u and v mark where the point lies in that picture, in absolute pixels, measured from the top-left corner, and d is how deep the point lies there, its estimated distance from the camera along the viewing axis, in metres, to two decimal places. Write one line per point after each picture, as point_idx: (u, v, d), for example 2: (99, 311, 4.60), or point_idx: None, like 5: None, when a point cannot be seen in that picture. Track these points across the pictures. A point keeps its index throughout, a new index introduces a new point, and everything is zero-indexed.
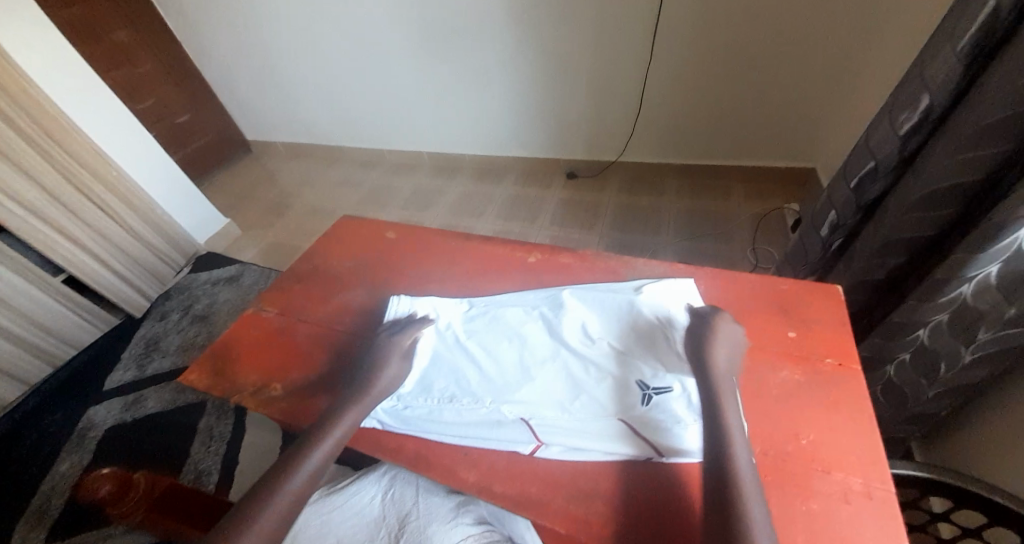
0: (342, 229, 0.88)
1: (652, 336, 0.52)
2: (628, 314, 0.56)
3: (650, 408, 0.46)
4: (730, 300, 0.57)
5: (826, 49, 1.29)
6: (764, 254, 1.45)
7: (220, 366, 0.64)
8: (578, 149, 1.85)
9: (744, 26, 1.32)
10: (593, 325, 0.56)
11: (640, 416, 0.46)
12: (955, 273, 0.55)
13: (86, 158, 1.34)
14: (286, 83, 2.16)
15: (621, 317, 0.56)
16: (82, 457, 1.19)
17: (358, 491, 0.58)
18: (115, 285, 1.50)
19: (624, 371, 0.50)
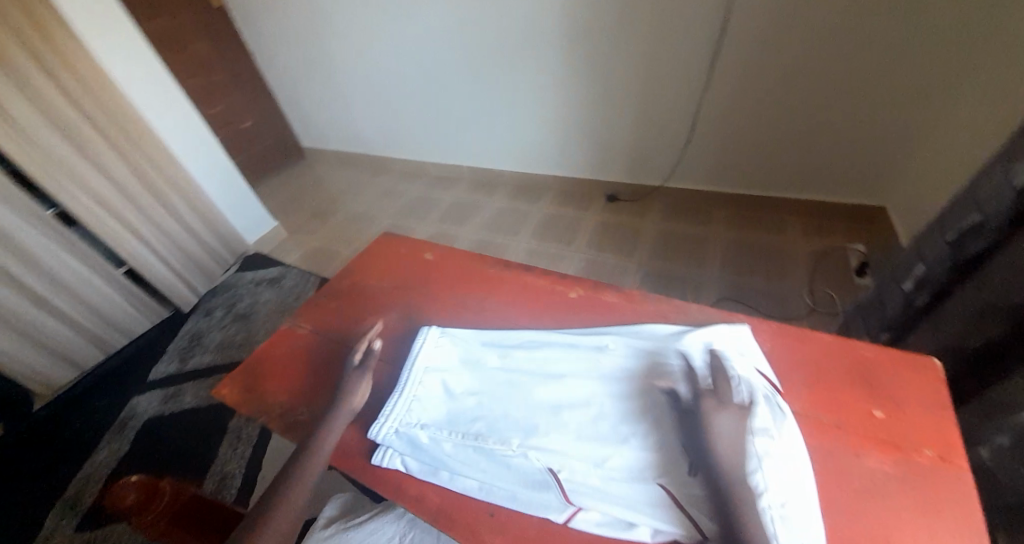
0: (384, 247, 0.88)
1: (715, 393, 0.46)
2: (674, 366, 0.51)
3: (697, 479, 0.40)
4: (801, 362, 0.51)
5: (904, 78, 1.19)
6: (822, 297, 1.32)
7: (251, 383, 0.64)
8: (621, 171, 1.80)
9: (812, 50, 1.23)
10: (637, 373, 0.51)
11: (688, 487, 0.39)
12: None
13: (156, 158, 1.44)
14: (342, 94, 2.26)
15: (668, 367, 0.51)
16: (120, 445, 1.24)
17: (374, 531, 0.55)
18: (168, 279, 1.58)
19: (671, 429, 0.44)
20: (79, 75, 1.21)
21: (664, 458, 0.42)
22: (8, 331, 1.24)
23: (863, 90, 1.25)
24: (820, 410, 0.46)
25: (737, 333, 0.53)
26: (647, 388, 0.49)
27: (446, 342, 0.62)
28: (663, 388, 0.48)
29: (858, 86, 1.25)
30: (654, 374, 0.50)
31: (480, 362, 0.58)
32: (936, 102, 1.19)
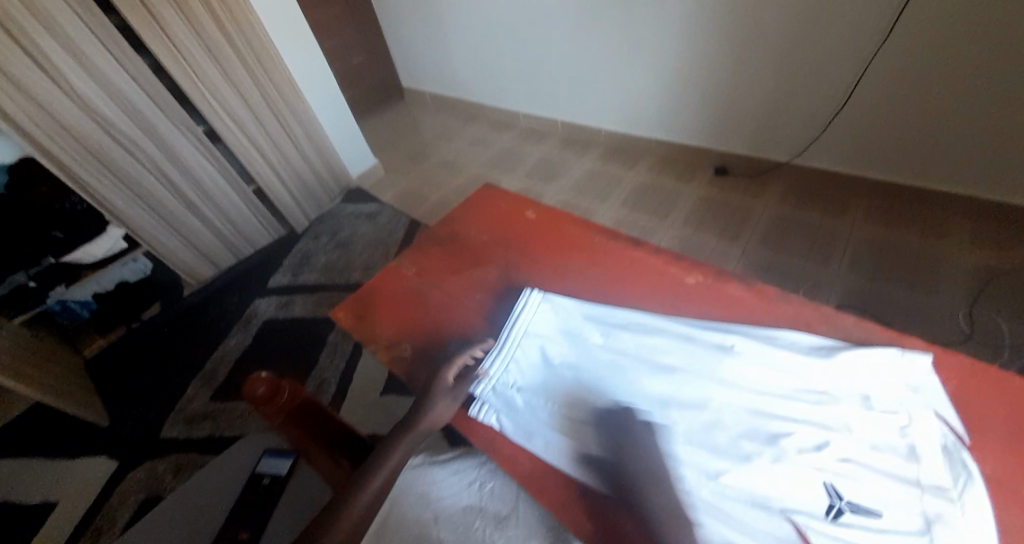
0: (486, 198, 0.86)
1: (871, 433, 0.40)
2: (816, 384, 0.44)
3: (840, 525, 0.35)
4: (997, 413, 0.40)
5: None
6: (985, 323, 1.07)
7: (362, 312, 0.69)
8: (740, 141, 1.57)
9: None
10: (768, 383, 0.45)
11: (825, 529, 0.34)
12: None
13: (284, 87, 1.54)
14: (446, 33, 2.22)
15: (807, 382, 0.44)
16: (245, 338, 1.46)
17: (457, 473, 0.57)
18: (287, 202, 1.76)
19: (809, 460, 0.38)
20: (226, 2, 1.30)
21: (799, 490, 0.37)
22: (168, 228, 1.48)
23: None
24: (1022, 478, 0.36)
25: (917, 365, 0.44)
26: (779, 403, 0.43)
27: (549, 307, 0.60)
28: (803, 410, 0.42)
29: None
30: (792, 391, 0.44)
31: (581, 336, 0.56)
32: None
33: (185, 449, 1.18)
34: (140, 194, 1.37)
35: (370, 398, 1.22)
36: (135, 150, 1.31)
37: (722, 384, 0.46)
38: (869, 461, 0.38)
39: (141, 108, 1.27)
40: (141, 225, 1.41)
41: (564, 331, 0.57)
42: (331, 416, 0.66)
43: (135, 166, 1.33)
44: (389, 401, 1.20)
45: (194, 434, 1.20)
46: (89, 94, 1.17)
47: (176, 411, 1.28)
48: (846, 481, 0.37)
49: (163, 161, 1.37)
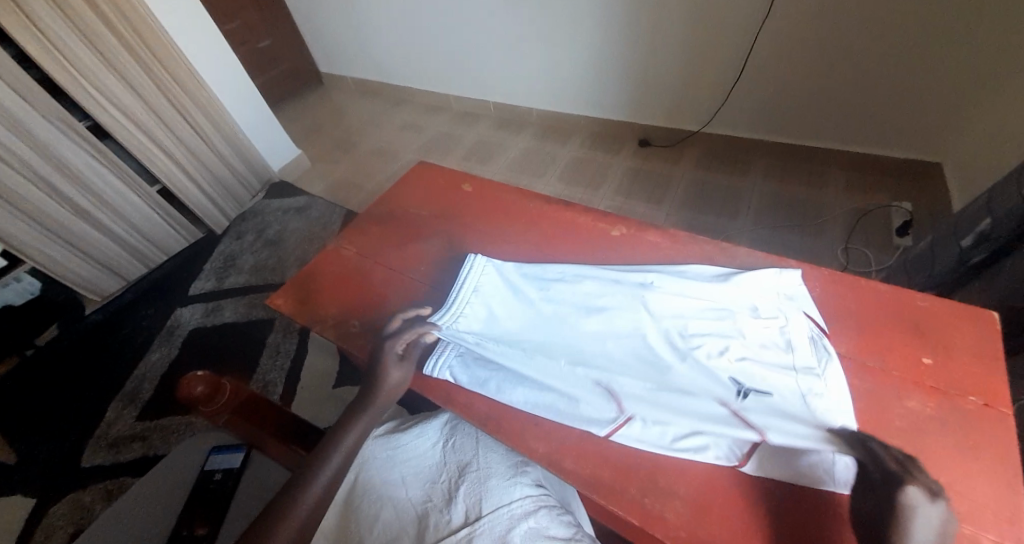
0: (420, 175, 0.87)
1: (763, 335, 0.47)
2: (721, 304, 0.51)
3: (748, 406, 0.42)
4: (851, 310, 0.51)
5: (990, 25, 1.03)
6: (858, 256, 1.28)
7: (303, 296, 0.67)
8: (657, 114, 1.69)
9: None
10: (684, 307, 0.52)
11: (735, 413, 0.41)
12: None
13: (180, 74, 1.40)
14: (361, 13, 2.11)
15: (714, 303, 0.51)
16: (170, 351, 1.34)
17: (419, 435, 0.59)
18: (202, 202, 1.61)
19: (719, 360, 0.45)
20: None
21: (712, 387, 0.44)
22: (59, 241, 1.31)
23: (935, 42, 1.11)
24: (866, 353, 0.46)
25: (793, 281, 0.53)
26: (693, 322, 0.50)
27: (491, 269, 0.63)
28: (711, 324, 0.49)
29: (934, 34, 1.10)
30: (702, 311, 0.51)
31: (522, 291, 0.60)
32: (1015, 59, 1.04)
33: (116, 474, 1.08)
34: (17, 206, 1.19)
35: (322, 393, 1.19)
36: (5, 155, 1.12)
37: (648, 314, 0.52)
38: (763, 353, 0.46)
39: (9, 103, 1.09)
40: (24, 240, 1.23)
41: (507, 288, 0.61)
42: (280, 408, 0.65)
43: (8, 174, 1.14)
44: (344, 392, 1.18)
45: (124, 458, 1.10)
46: None
47: (97, 437, 1.15)
48: (747, 373, 0.44)
49: (41, 166, 1.19)
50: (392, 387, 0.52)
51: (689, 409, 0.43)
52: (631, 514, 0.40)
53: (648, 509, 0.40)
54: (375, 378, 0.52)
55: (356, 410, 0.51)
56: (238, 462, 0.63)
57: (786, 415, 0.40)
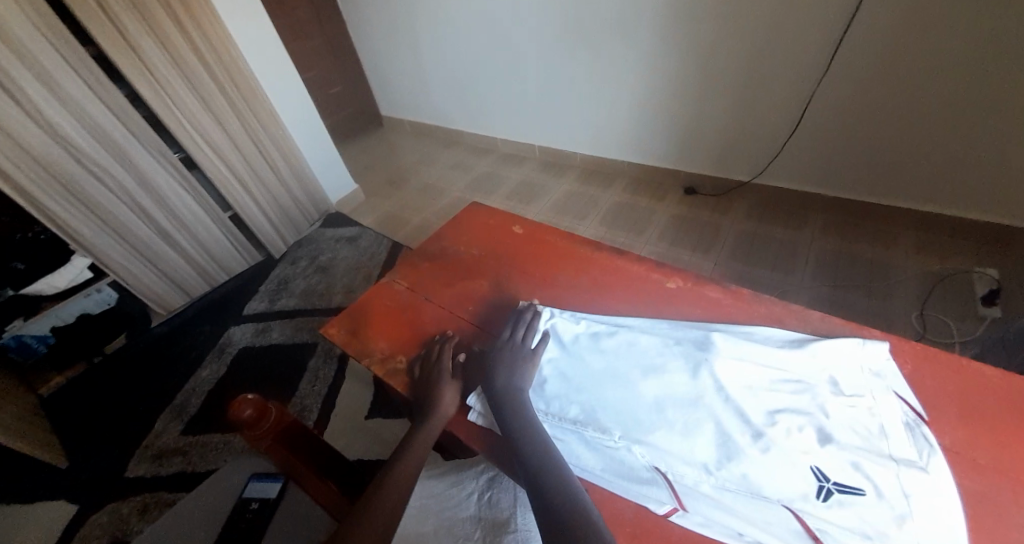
0: (472, 215, 0.89)
1: (851, 416, 0.42)
2: (795, 377, 0.47)
3: (833, 508, 0.36)
4: (949, 393, 0.45)
5: None
6: (935, 323, 1.16)
7: (355, 328, 0.69)
8: (704, 163, 1.68)
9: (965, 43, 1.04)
10: (754, 377, 0.47)
11: (820, 513, 0.36)
12: None
13: (262, 114, 1.56)
14: (424, 64, 2.30)
15: (789, 376, 0.47)
16: (219, 368, 1.41)
17: (458, 485, 0.57)
18: (265, 228, 1.74)
19: (797, 442, 0.40)
20: (207, 35, 1.33)
21: (789, 476, 0.38)
22: (141, 258, 1.44)
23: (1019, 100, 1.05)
24: (975, 446, 0.40)
25: (876, 354, 0.48)
26: (766, 397, 0.45)
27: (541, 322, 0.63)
28: (789, 400, 0.44)
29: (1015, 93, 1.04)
30: (777, 383, 0.46)
31: (573, 343, 0.59)
32: None
33: (155, 487, 1.11)
34: (111, 224, 1.33)
35: (355, 423, 1.19)
36: (108, 178, 1.28)
37: (713, 384, 0.47)
38: (850, 440, 0.40)
39: (118, 136, 1.25)
40: (110, 255, 1.37)
41: (558, 340, 0.60)
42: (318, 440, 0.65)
43: (106, 195, 1.29)
44: (376, 424, 1.17)
45: (164, 471, 1.14)
46: (64, 123, 1.15)
47: (144, 448, 1.20)
48: (833, 462, 0.39)
49: (135, 189, 1.34)
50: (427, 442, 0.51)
51: (760, 503, 0.38)
52: None
53: None
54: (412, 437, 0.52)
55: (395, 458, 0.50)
56: (274, 494, 0.63)
57: (880, 522, 0.34)
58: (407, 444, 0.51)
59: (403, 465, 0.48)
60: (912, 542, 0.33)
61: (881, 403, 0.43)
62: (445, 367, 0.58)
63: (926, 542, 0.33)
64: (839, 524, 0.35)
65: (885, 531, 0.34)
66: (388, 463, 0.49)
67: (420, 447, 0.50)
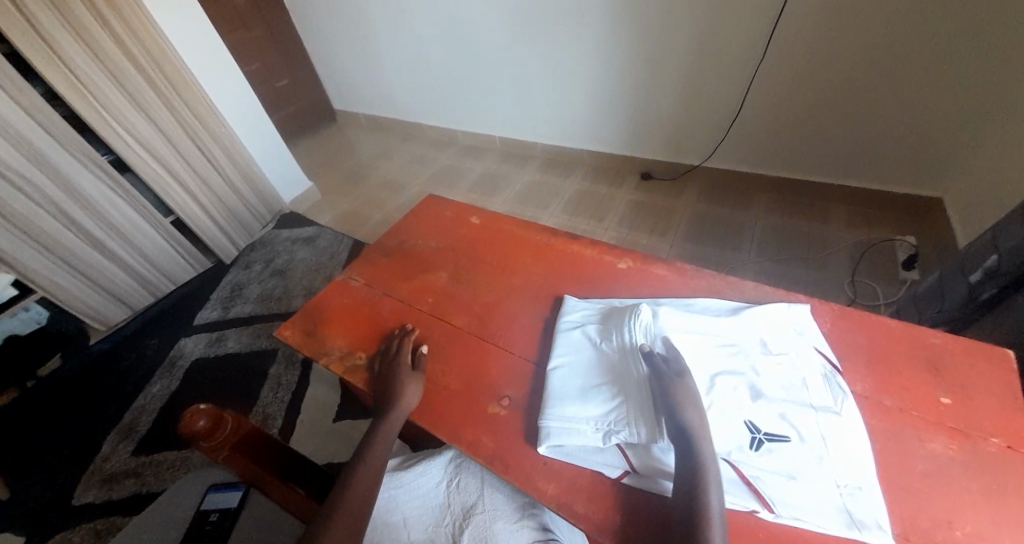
0: (428, 208, 0.89)
1: (779, 373, 0.46)
2: (731, 343, 0.50)
3: (763, 455, 0.40)
4: (864, 349, 0.50)
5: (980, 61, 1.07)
6: (864, 289, 1.27)
7: (312, 327, 0.68)
8: (658, 149, 1.74)
9: (881, 30, 1.13)
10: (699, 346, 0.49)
11: (754, 462, 0.40)
12: None
13: (201, 111, 1.46)
14: (375, 56, 2.23)
15: (727, 343, 0.50)
16: (171, 382, 1.33)
17: (425, 472, 0.57)
18: (213, 232, 1.64)
19: (734, 401, 0.43)
20: (131, 27, 1.23)
21: (727, 431, 0.42)
22: (71, 271, 1.33)
23: (928, 82, 1.16)
24: (883, 391, 0.46)
25: (799, 315, 0.53)
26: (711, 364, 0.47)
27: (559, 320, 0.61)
28: (729, 363, 0.47)
29: (925, 75, 1.15)
30: (720, 347, 0.49)
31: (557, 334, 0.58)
32: (1010, 96, 1.07)
33: (107, 512, 1.04)
34: (33, 235, 1.22)
35: (324, 425, 1.16)
36: (26, 186, 1.16)
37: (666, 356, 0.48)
38: (778, 394, 0.44)
39: (35, 139, 1.14)
40: (35, 270, 1.25)
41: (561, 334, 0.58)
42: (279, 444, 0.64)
43: (25, 204, 1.17)
44: (345, 425, 1.15)
45: (116, 494, 1.07)
46: None
47: (91, 472, 1.13)
48: (764, 415, 0.42)
49: (61, 197, 1.23)
50: (389, 433, 0.51)
51: None
52: None
53: None
54: (375, 426, 0.52)
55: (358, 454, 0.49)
56: (235, 502, 0.62)
57: (804, 462, 0.39)
58: (369, 437, 0.51)
59: (367, 458, 0.48)
60: (828, 478, 0.38)
61: (804, 359, 0.48)
62: (405, 360, 0.59)
63: (840, 477, 0.38)
64: (768, 469, 0.39)
65: (807, 470, 0.38)
66: (351, 458, 0.49)
67: (384, 439, 0.51)
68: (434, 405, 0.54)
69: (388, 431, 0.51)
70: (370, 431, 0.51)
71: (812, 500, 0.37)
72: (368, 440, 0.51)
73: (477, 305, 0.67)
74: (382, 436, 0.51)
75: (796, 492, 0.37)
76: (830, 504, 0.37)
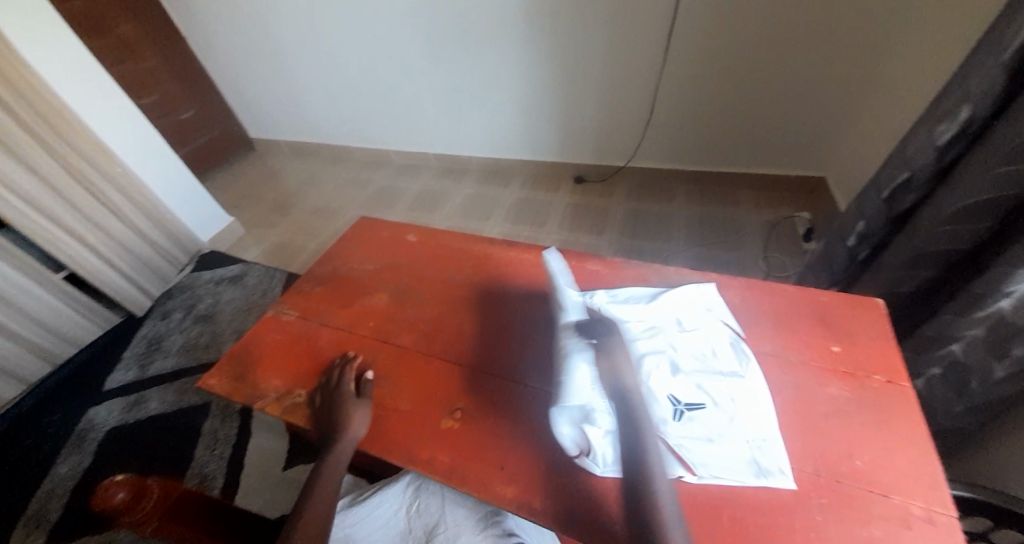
0: (360, 230, 0.87)
1: (692, 345, 0.49)
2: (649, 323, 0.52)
3: (685, 424, 0.42)
4: (769, 313, 0.56)
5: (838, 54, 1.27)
6: (776, 263, 1.42)
7: (242, 371, 0.63)
8: (587, 153, 1.83)
9: (760, 33, 1.30)
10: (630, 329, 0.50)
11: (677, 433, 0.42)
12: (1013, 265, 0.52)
13: (89, 151, 1.31)
14: (292, 80, 2.14)
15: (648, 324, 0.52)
16: (83, 459, 1.16)
17: (382, 503, 0.55)
18: (118, 283, 1.47)
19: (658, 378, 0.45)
20: None
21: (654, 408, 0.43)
22: None
23: (802, 75, 1.35)
24: (789, 349, 0.52)
25: (709, 292, 0.59)
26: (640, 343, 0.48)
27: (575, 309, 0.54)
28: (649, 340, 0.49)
29: (799, 69, 1.33)
30: (640, 328, 0.51)
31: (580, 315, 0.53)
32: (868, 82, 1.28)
33: None
34: None
35: (273, 476, 1.07)
36: None
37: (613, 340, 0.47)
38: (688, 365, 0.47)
39: None
40: None
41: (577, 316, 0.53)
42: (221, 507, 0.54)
43: None
44: (297, 472, 1.07)
45: None
46: None
47: None
48: (682, 387, 0.45)
49: None
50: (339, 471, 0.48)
51: None
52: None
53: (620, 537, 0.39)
54: (322, 465, 0.49)
55: (304, 499, 0.46)
56: None
57: (718, 425, 0.42)
58: (316, 478, 0.48)
59: (317, 497, 0.46)
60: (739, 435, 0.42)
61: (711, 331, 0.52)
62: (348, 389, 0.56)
63: (748, 433, 0.42)
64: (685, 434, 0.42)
65: (720, 432, 0.42)
66: (298, 502, 0.45)
67: (333, 476, 0.48)
68: (387, 431, 0.52)
69: (336, 467, 0.49)
70: (318, 471, 0.49)
71: (725, 456, 0.41)
72: (316, 481, 0.48)
73: (421, 322, 0.66)
74: (330, 473, 0.48)
75: (713, 452, 0.41)
76: (742, 458, 0.41)
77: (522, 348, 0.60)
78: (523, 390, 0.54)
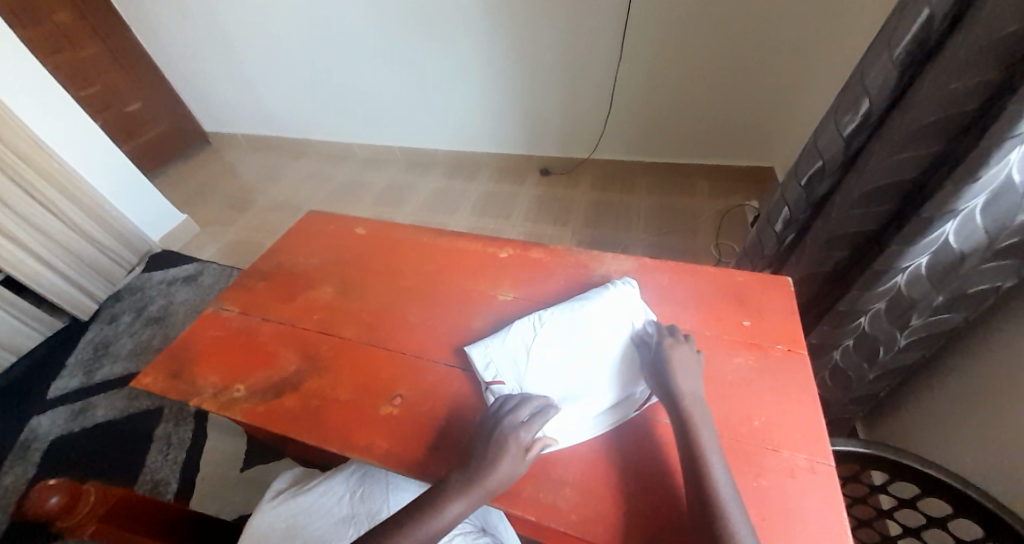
0: (308, 224, 0.86)
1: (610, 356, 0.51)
2: (598, 329, 0.53)
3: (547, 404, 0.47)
4: (693, 295, 0.60)
5: (781, 48, 1.34)
6: (727, 249, 1.49)
7: (178, 369, 0.62)
8: (551, 146, 1.85)
9: (709, 28, 1.35)
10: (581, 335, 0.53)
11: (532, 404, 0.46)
12: (908, 245, 0.57)
13: (23, 147, 1.23)
14: (249, 71, 2.06)
15: (595, 332, 0.53)
16: (27, 470, 1.11)
17: (325, 492, 0.56)
18: (59, 286, 1.39)
19: (553, 371, 0.50)
20: None
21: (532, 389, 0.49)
22: None
23: (748, 68, 1.41)
24: (705, 325, 0.56)
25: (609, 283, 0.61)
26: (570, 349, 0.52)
27: (596, 321, 0.54)
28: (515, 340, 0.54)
29: (745, 62, 1.40)
30: (592, 331, 0.53)
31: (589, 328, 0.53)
32: (809, 76, 1.36)
33: None
34: None
35: (232, 477, 1.06)
36: None
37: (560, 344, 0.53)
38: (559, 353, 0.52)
39: None
40: None
41: (592, 329, 0.53)
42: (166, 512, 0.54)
43: None
44: (256, 471, 1.06)
45: None
46: None
47: None
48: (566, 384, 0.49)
49: None
50: None
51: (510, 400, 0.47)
52: (530, 511, 0.41)
53: (543, 503, 0.42)
54: None
55: None
56: None
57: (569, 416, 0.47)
58: None
59: None
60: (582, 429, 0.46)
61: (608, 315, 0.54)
62: None
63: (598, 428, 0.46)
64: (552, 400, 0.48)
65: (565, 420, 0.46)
66: None
67: None
68: (325, 421, 0.53)
69: None
70: None
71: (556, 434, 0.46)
72: None
73: (365, 314, 0.67)
74: None
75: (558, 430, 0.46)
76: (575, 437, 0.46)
77: (461, 335, 0.61)
78: (460, 375, 0.56)
